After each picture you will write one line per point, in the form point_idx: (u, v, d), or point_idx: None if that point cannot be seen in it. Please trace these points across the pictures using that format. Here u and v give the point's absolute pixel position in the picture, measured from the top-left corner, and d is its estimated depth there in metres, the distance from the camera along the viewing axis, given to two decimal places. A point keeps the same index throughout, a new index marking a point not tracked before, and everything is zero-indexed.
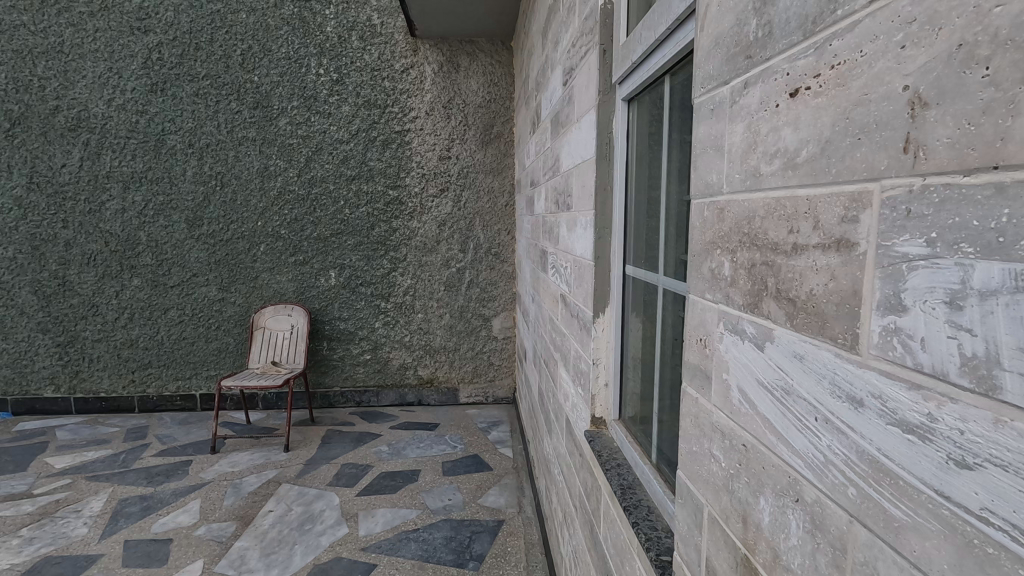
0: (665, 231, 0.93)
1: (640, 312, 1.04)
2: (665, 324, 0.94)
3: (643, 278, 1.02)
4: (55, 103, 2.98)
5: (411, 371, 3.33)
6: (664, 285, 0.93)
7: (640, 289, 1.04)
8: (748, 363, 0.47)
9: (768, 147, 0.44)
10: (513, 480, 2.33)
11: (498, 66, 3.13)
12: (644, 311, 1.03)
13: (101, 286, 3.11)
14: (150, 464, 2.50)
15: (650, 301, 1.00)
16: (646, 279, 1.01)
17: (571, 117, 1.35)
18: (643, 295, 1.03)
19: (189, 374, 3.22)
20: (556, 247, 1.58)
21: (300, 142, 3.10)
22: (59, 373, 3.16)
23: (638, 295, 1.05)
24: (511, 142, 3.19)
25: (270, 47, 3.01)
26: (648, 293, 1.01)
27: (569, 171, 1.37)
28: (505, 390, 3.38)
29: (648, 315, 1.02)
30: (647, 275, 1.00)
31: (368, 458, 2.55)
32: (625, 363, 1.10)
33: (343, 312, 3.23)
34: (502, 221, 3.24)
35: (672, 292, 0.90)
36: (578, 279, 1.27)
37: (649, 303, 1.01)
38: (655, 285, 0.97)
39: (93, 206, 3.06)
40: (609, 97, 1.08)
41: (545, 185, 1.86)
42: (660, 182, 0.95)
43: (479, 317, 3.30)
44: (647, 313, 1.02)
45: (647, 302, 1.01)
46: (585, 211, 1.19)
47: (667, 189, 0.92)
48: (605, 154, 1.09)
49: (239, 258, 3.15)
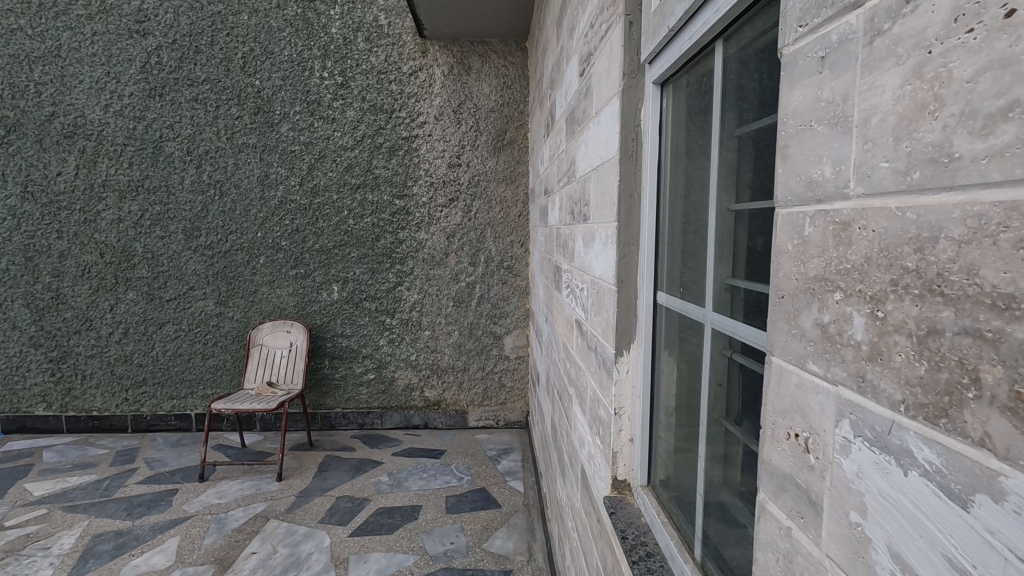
0: (714, 249, 0.70)
1: (678, 353, 0.82)
2: (713, 375, 0.71)
3: (682, 310, 0.79)
4: (51, 109, 2.87)
5: (417, 393, 3.12)
6: (711, 319, 0.70)
7: (677, 323, 0.81)
8: (922, 519, 0.25)
9: (980, 101, 0.22)
10: (523, 520, 2.10)
11: (512, 67, 2.94)
12: (682, 352, 0.81)
13: (95, 299, 2.98)
14: (132, 493, 2.33)
15: (691, 341, 0.77)
16: (685, 312, 0.78)
17: (588, 111, 1.13)
18: (682, 333, 0.80)
19: (185, 393, 3.05)
20: (572, 264, 1.35)
21: (303, 149, 2.94)
22: (51, 390, 3.03)
23: (676, 331, 0.82)
24: (525, 148, 2.99)
25: (273, 49, 2.86)
26: (689, 332, 0.78)
27: (587, 173, 1.15)
28: (518, 414, 3.15)
29: (688, 359, 0.79)
30: (688, 307, 0.77)
31: (366, 490, 2.34)
32: (656, 414, 0.87)
33: (345, 328, 3.04)
34: (515, 233, 3.03)
35: (726, 333, 0.67)
36: (596, 306, 1.04)
37: (690, 342, 0.78)
38: (697, 318, 0.74)
39: (88, 215, 2.93)
40: (637, 80, 0.86)
41: (559, 192, 1.65)
42: (707, 187, 0.72)
43: (490, 335, 3.09)
44: (686, 357, 0.79)
45: (687, 341, 0.79)
46: (605, 222, 0.96)
47: (717, 196, 0.70)
48: (631, 153, 0.87)
49: (237, 271, 2.99)
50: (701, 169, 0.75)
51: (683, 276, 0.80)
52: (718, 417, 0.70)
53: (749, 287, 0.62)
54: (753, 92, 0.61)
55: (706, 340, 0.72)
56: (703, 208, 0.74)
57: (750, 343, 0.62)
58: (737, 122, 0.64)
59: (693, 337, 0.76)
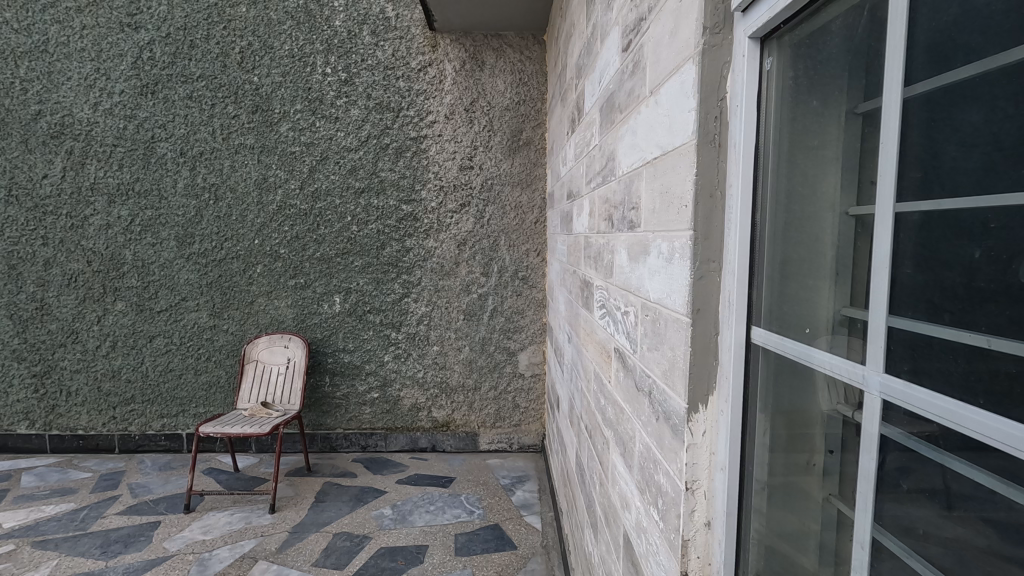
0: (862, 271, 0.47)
1: (780, 411, 0.59)
2: (827, 437, 0.53)
3: (785, 352, 0.57)
4: (37, 108, 2.70)
5: (424, 413, 2.89)
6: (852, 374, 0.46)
7: (780, 371, 0.59)
8: None
9: None
10: (542, 567, 1.86)
11: (529, 63, 2.72)
12: (787, 411, 0.59)
13: (82, 310, 2.79)
14: (111, 526, 2.11)
15: (806, 397, 0.55)
16: (790, 355, 0.56)
17: (637, 93, 0.91)
18: (787, 385, 0.58)
19: (176, 411, 2.84)
20: (610, 280, 1.12)
21: (303, 150, 2.74)
22: (34, 407, 2.83)
23: (778, 381, 0.59)
24: (543, 149, 2.77)
25: (272, 43, 2.67)
26: (802, 386, 0.55)
27: (634, 171, 0.92)
28: (533, 437, 2.91)
29: (797, 422, 0.57)
30: (798, 349, 0.55)
31: (366, 526, 2.11)
32: (747, 495, 0.63)
33: (348, 343, 2.82)
34: (531, 241, 2.80)
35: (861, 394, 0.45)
36: (651, 337, 0.81)
37: (801, 398, 0.56)
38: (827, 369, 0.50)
39: (75, 221, 2.74)
40: (725, 37, 0.62)
41: (589, 195, 1.42)
42: (846, 183, 0.50)
43: (504, 351, 2.85)
44: (795, 418, 0.57)
45: (796, 397, 0.57)
46: (668, 232, 0.73)
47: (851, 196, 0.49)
48: (713, 137, 0.63)
49: (232, 280, 2.78)
50: (834, 157, 0.52)
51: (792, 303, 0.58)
52: (828, 494, 0.52)
53: (987, 346, 0.33)
54: (924, 36, 0.37)
55: (823, 392, 0.52)
56: (836, 212, 0.52)
57: (920, 420, 0.38)
58: (883, 86, 0.41)
59: (811, 393, 0.54)
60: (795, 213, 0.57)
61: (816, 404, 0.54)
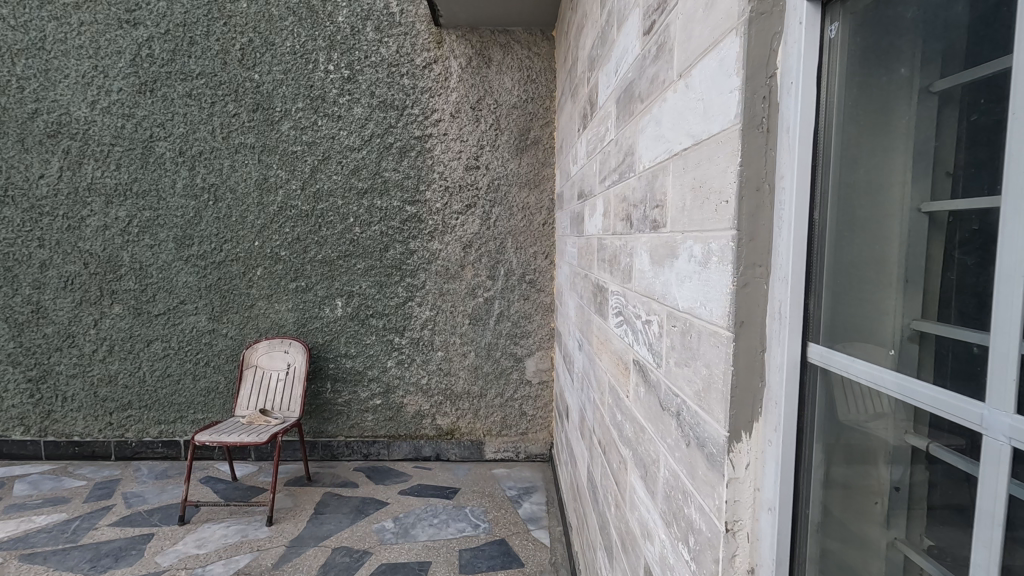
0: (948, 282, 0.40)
1: (838, 441, 0.51)
2: (891, 470, 0.46)
3: (851, 375, 0.48)
4: (34, 106, 2.63)
5: (428, 421, 2.80)
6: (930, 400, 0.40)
7: (842, 397, 0.50)
8: None
9: None
10: None
11: (537, 59, 2.64)
12: (849, 442, 0.50)
13: (78, 314, 2.72)
14: (102, 538, 2.04)
15: (875, 428, 0.47)
16: (857, 379, 0.48)
17: (662, 79, 0.82)
18: (849, 413, 0.50)
19: (174, 417, 2.77)
20: (628, 285, 1.03)
21: (304, 150, 2.66)
22: (29, 413, 2.76)
23: (838, 408, 0.51)
24: (551, 149, 2.68)
25: (274, 40, 2.60)
26: (869, 416, 0.47)
27: (658, 165, 0.83)
28: (540, 445, 2.81)
29: (861, 455, 0.49)
30: (867, 372, 0.47)
31: (367, 540, 2.03)
32: (801, 540, 0.54)
33: (349, 348, 2.74)
34: (539, 243, 2.71)
35: (963, 429, 0.37)
36: (681, 350, 0.71)
37: (865, 427, 0.48)
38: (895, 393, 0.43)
39: (71, 221, 2.68)
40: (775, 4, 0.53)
41: (602, 193, 1.34)
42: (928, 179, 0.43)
43: (510, 357, 2.76)
44: (858, 450, 0.49)
45: (859, 426, 0.49)
46: (703, 233, 0.64)
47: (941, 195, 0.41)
48: (760, 122, 0.54)
49: (232, 283, 2.71)
50: (909, 147, 0.45)
51: (858, 317, 0.49)
52: (894, 539, 0.45)
53: None
54: None
55: (895, 423, 0.45)
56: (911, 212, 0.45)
57: None
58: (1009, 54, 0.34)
59: (882, 424, 0.46)
60: (862, 212, 0.49)
61: (884, 435, 0.46)
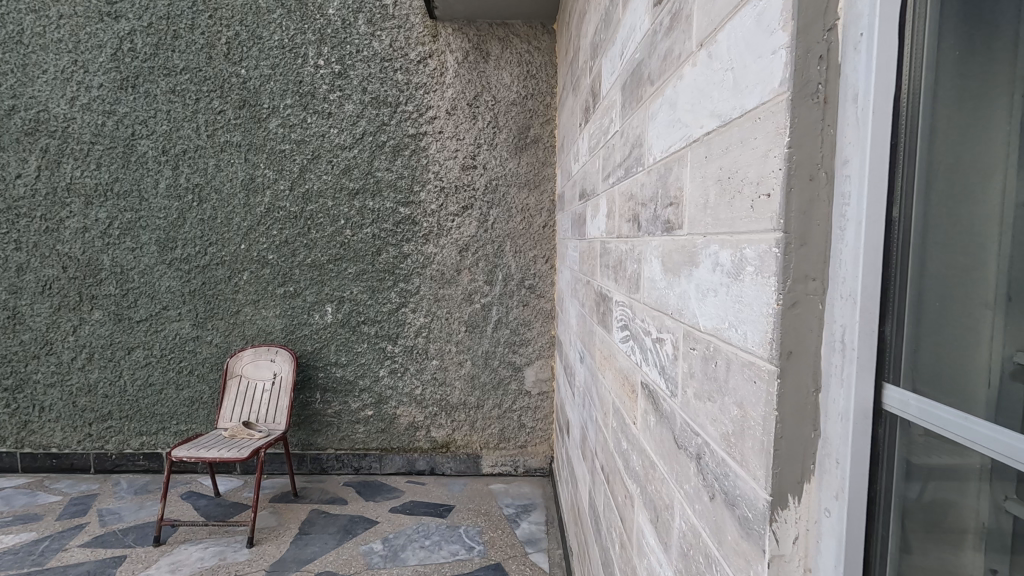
0: None
1: (920, 517, 0.38)
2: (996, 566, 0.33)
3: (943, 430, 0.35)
4: (12, 103, 2.52)
5: (422, 433, 2.67)
6: None
7: (930, 460, 0.36)
8: None
9: None
10: None
11: (537, 53, 2.51)
12: (934, 520, 0.37)
13: (56, 320, 2.60)
14: (70, 561, 1.91)
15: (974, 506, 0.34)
16: (951, 436, 0.35)
17: (677, 54, 0.69)
18: (939, 481, 0.36)
19: (156, 429, 2.65)
20: (636, 297, 0.90)
21: (294, 148, 2.54)
22: (5, 424, 2.65)
23: (919, 474, 0.37)
24: (552, 147, 2.56)
25: (262, 34, 2.48)
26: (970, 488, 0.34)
27: (673, 155, 0.70)
28: (540, 459, 2.68)
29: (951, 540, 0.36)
30: (967, 430, 0.34)
31: (353, 564, 1.90)
32: None
33: (340, 356, 2.61)
34: (539, 246, 2.58)
35: None
36: (702, 380, 0.58)
37: (957, 502, 0.35)
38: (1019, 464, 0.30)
39: (50, 223, 2.56)
40: None
41: (606, 192, 1.21)
42: None
43: (508, 367, 2.63)
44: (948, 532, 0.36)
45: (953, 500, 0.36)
46: (734, 238, 0.50)
47: None
48: (816, 89, 0.41)
49: (217, 288, 2.59)
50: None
51: (945, 349, 0.36)
52: None
53: None
54: None
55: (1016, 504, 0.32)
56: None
57: None
58: None
59: (989, 501, 0.33)
60: (956, 207, 0.36)
61: (991, 516, 0.33)
